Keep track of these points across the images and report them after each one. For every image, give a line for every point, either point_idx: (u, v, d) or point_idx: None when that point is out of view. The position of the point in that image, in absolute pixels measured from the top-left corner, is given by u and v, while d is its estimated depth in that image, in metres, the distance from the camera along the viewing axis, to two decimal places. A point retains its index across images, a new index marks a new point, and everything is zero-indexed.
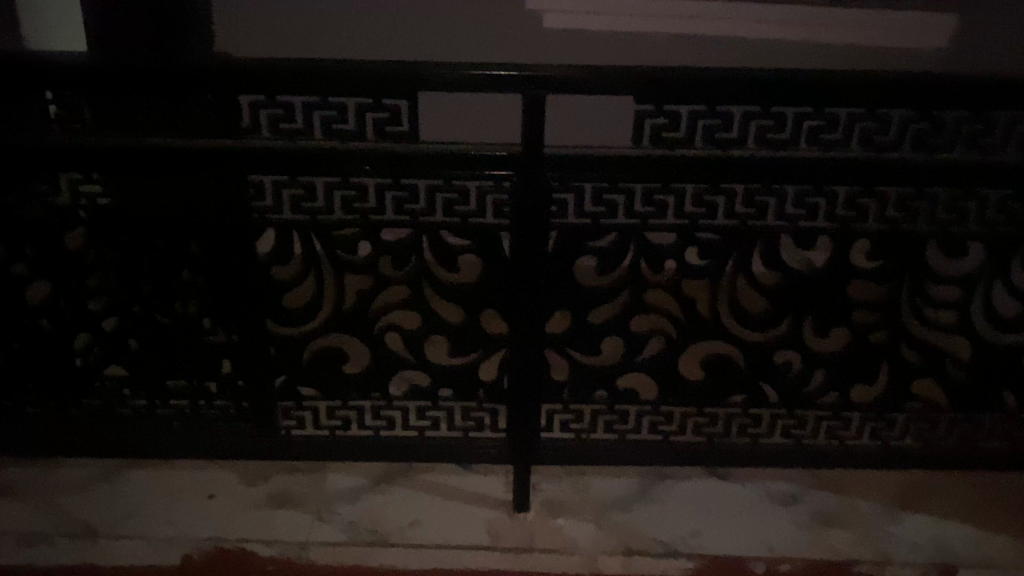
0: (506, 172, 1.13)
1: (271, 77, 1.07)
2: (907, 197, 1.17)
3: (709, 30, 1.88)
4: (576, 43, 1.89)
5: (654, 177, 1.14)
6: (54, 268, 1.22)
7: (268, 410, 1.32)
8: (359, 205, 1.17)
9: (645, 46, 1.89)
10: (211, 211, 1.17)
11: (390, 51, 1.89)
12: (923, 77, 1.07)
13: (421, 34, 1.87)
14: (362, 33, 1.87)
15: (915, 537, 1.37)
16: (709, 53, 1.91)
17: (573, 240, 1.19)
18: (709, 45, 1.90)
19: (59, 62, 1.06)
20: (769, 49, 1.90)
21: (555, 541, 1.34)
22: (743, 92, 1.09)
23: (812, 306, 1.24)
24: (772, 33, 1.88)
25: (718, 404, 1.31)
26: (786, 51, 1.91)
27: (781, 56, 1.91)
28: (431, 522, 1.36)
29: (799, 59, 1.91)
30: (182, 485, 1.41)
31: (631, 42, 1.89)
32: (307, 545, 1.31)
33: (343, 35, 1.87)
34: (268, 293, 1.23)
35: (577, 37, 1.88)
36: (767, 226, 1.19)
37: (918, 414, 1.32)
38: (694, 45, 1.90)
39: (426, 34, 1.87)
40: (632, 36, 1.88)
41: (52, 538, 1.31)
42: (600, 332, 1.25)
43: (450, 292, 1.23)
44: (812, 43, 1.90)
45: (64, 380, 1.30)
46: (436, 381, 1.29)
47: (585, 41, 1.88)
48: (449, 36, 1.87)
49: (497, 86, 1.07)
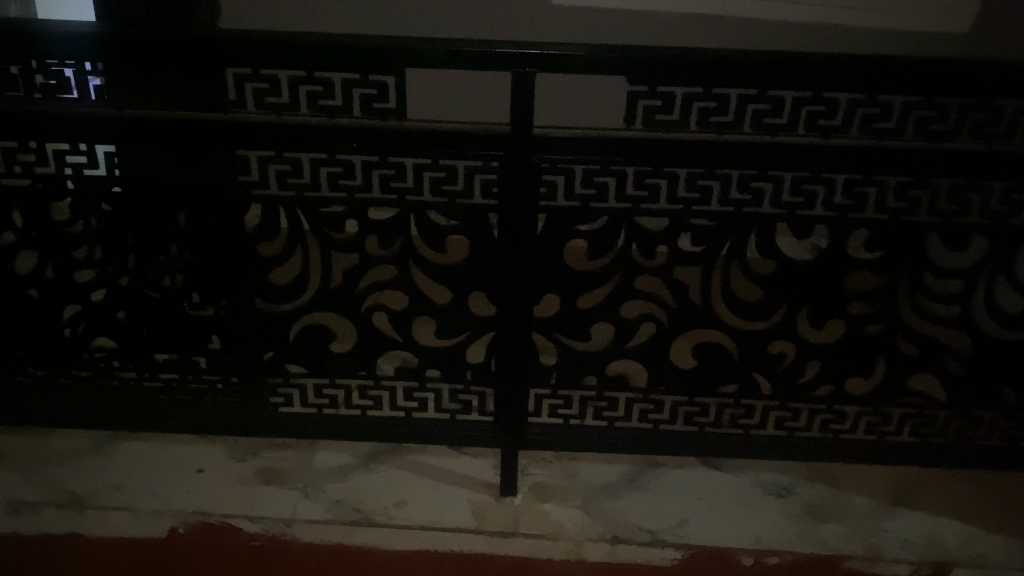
0: (494, 152, 1.11)
1: (257, 49, 1.05)
2: (909, 187, 1.13)
3: (719, 9, 1.83)
4: (583, 20, 1.85)
5: (647, 160, 1.11)
6: (42, 237, 1.21)
7: (255, 386, 1.31)
8: (346, 181, 1.15)
9: (653, 24, 1.85)
10: (196, 184, 1.16)
11: (394, 26, 1.86)
12: (928, 62, 1.04)
13: (423, 10, 1.84)
14: (366, 7, 1.84)
15: (908, 533, 1.35)
16: (721, 32, 1.85)
17: (563, 223, 1.17)
18: (720, 25, 1.85)
19: (44, 31, 1.05)
20: (781, 30, 1.85)
21: (541, 526, 1.32)
22: (738, 74, 1.06)
23: (809, 296, 1.21)
24: (784, 14, 1.84)
25: (710, 393, 1.29)
26: (800, 33, 1.86)
27: (795, 37, 1.85)
28: (418, 503, 1.35)
29: (811, 41, 1.87)
30: (171, 458, 1.41)
31: (639, 19, 1.84)
32: (293, 523, 1.31)
33: (348, 9, 1.84)
34: (254, 269, 1.22)
35: (583, 14, 1.85)
36: (763, 213, 1.16)
37: (915, 409, 1.29)
38: (705, 24, 1.85)
39: (428, 9, 1.84)
40: (641, 14, 1.84)
41: (38, 506, 1.31)
42: (589, 317, 1.23)
43: (438, 273, 1.21)
44: (826, 24, 1.85)
45: (54, 351, 1.30)
46: (423, 362, 1.27)
47: (591, 18, 1.85)
48: (451, 12, 1.84)
49: (484, 63, 1.05)
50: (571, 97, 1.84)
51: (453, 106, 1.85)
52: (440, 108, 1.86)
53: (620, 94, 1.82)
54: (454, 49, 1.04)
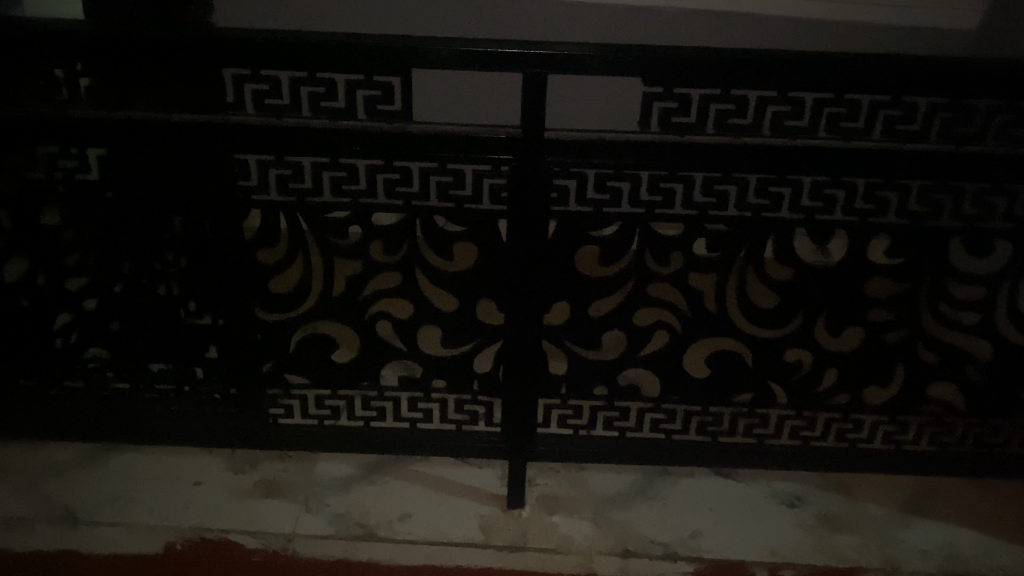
0: (504, 155, 1.07)
1: (257, 50, 1.00)
2: (932, 191, 1.10)
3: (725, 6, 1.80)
4: (588, 16, 1.80)
5: (662, 164, 1.07)
6: (32, 244, 1.16)
7: (254, 398, 1.27)
8: (349, 186, 1.10)
9: (661, 21, 1.80)
10: (193, 189, 1.11)
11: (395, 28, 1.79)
12: (955, 63, 1.00)
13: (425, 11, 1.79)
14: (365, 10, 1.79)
15: (926, 544, 1.32)
16: (733, 28, 1.80)
17: (575, 229, 1.13)
18: (729, 21, 1.81)
19: (32, 29, 0.99)
20: (792, 26, 1.81)
21: (550, 539, 1.28)
22: (758, 76, 1.02)
23: (827, 303, 1.17)
24: (791, 11, 1.81)
25: (724, 403, 1.25)
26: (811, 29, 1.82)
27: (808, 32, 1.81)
28: (423, 517, 1.31)
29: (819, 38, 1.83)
30: (168, 471, 1.36)
31: (646, 17, 1.80)
32: (294, 538, 1.26)
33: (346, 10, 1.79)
34: (253, 277, 1.17)
35: (588, 13, 1.80)
36: (781, 218, 1.12)
37: (934, 418, 1.26)
38: (714, 20, 1.80)
39: (429, 9, 1.79)
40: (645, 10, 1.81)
41: (30, 521, 1.27)
42: (601, 325, 1.19)
43: (444, 280, 1.17)
44: (833, 21, 1.81)
45: (45, 361, 1.25)
46: (429, 372, 1.23)
47: (597, 16, 1.81)
48: (454, 11, 1.78)
49: (494, 63, 1.00)
50: (583, 98, 1.79)
51: (455, 109, 1.79)
52: (442, 112, 1.80)
53: (633, 98, 1.79)
54: (463, 49, 0.99)
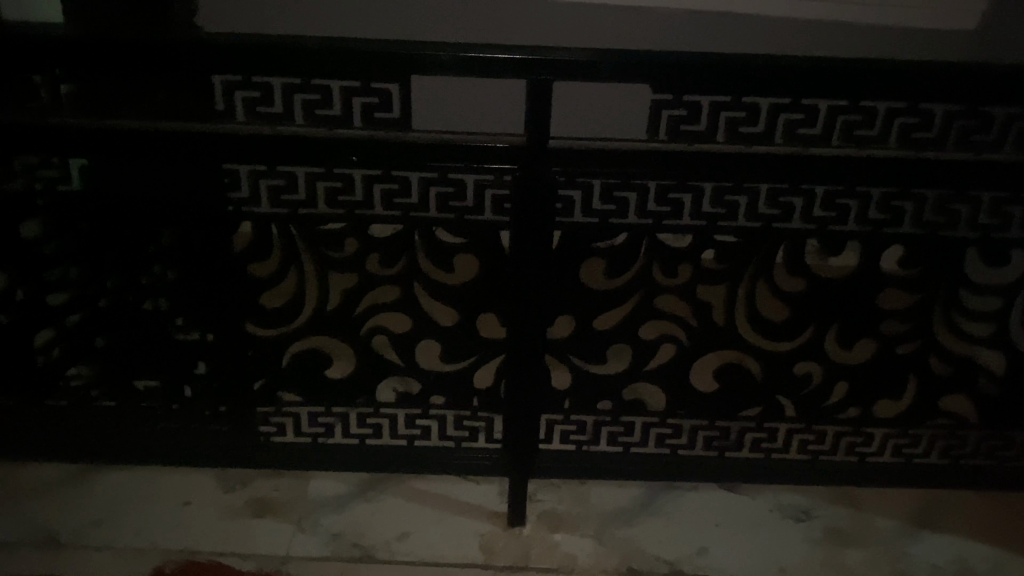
0: (507, 165, 1.03)
1: (248, 56, 0.95)
2: (948, 201, 1.06)
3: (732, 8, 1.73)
4: (589, 18, 1.72)
5: (670, 174, 1.03)
6: (12, 259, 1.11)
7: (245, 415, 1.22)
8: (345, 198, 1.06)
9: (663, 26, 1.74)
10: (181, 201, 1.06)
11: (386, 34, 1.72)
12: (975, 70, 0.97)
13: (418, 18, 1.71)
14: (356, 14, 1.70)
15: (936, 558, 1.29)
16: (737, 36, 1.74)
17: (579, 240, 1.09)
18: (734, 26, 1.74)
19: (9, 33, 0.94)
20: (797, 30, 1.75)
21: (553, 558, 1.25)
22: (772, 83, 0.98)
23: (838, 316, 1.14)
24: (800, 13, 1.74)
25: (732, 417, 1.21)
26: (818, 33, 1.75)
27: (812, 39, 1.76)
28: (421, 536, 1.27)
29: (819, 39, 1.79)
30: (155, 490, 1.31)
31: (649, 18, 1.73)
32: (288, 560, 1.21)
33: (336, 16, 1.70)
34: (244, 291, 1.13)
35: (589, 18, 1.72)
36: (793, 229, 1.08)
37: (945, 431, 1.23)
38: (718, 25, 1.74)
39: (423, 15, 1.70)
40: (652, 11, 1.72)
41: (11, 545, 1.21)
42: (605, 340, 1.15)
43: (443, 294, 1.13)
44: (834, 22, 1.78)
45: (26, 379, 1.20)
46: (427, 388, 1.19)
47: (599, 20, 1.72)
48: (447, 18, 1.71)
49: (497, 71, 0.96)
50: (590, 108, 1.70)
51: (456, 116, 1.70)
52: (443, 120, 1.71)
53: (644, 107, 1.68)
54: (465, 55, 0.95)
